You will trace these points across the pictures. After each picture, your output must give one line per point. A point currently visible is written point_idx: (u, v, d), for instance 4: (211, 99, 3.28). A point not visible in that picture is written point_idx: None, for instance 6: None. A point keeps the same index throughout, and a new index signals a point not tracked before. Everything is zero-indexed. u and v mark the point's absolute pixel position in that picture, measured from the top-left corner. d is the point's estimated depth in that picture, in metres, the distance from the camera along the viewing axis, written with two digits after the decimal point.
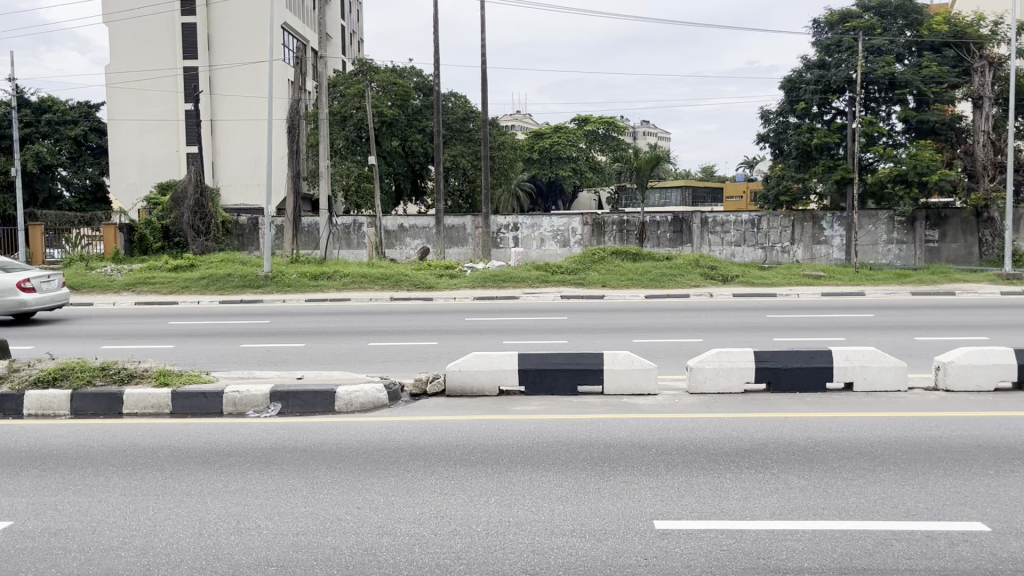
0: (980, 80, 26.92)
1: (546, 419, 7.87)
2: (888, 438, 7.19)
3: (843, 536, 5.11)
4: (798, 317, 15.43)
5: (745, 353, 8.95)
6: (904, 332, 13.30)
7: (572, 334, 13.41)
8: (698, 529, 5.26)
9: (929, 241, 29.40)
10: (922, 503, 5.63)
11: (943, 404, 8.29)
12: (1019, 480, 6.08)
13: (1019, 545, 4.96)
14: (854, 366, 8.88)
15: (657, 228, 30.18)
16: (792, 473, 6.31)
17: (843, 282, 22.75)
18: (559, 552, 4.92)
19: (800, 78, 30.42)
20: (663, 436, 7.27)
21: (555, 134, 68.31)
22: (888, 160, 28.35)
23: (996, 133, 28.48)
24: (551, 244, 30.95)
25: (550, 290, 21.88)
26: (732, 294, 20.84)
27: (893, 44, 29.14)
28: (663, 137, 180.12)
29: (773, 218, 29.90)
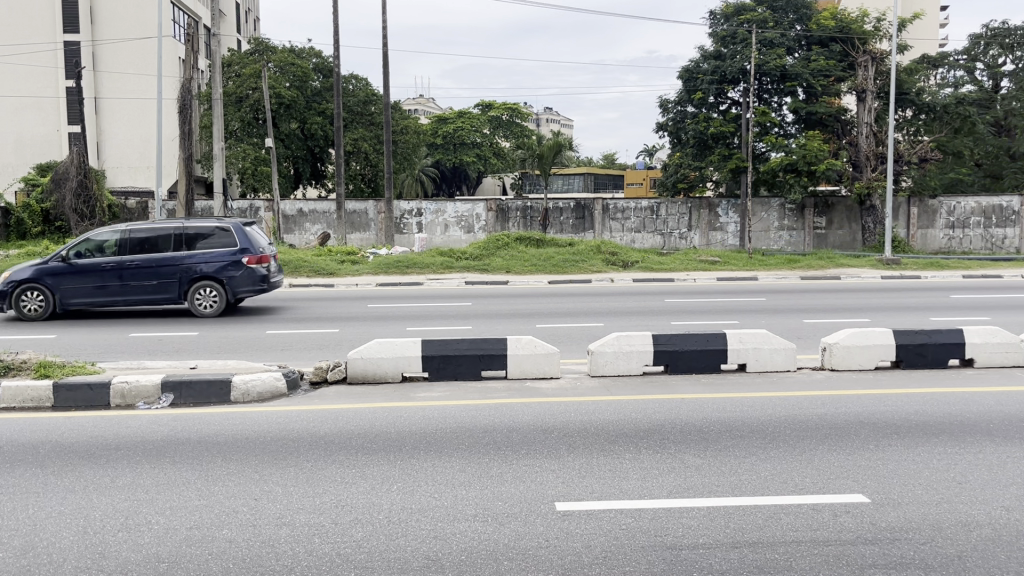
0: (864, 74, 28.63)
1: (449, 405, 7.86)
2: (779, 417, 7.49)
3: (736, 511, 5.30)
4: (694, 302, 15.83)
5: (643, 336, 9.15)
6: (793, 315, 13.90)
7: (475, 321, 13.39)
8: (598, 509, 5.35)
9: (817, 228, 30.71)
10: (809, 478, 5.89)
11: (829, 383, 8.70)
12: (896, 453, 6.44)
13: (896, 514, 5.25)
14: (747, 348, 9.20)
15: (560, 214, 30.51)
16: (688, 451, 6.51)
17: (738, 267, 23.57)
18: (461, 537, 4.92)
19: (697, 68, 31.08)
20: (564, 419, 7.36)
21: (459, 119, 67.86)
22: (780, 149, 29.47)
23: (878, 124, 29.95)
24: (455, 230, 30.91)
25: (454, 275, 21.86)
26: (632, 279, 21.28)
27: (784, 38, 30.20)
28: (565, 125, 182.27)
29: (671, 205, 30.61)
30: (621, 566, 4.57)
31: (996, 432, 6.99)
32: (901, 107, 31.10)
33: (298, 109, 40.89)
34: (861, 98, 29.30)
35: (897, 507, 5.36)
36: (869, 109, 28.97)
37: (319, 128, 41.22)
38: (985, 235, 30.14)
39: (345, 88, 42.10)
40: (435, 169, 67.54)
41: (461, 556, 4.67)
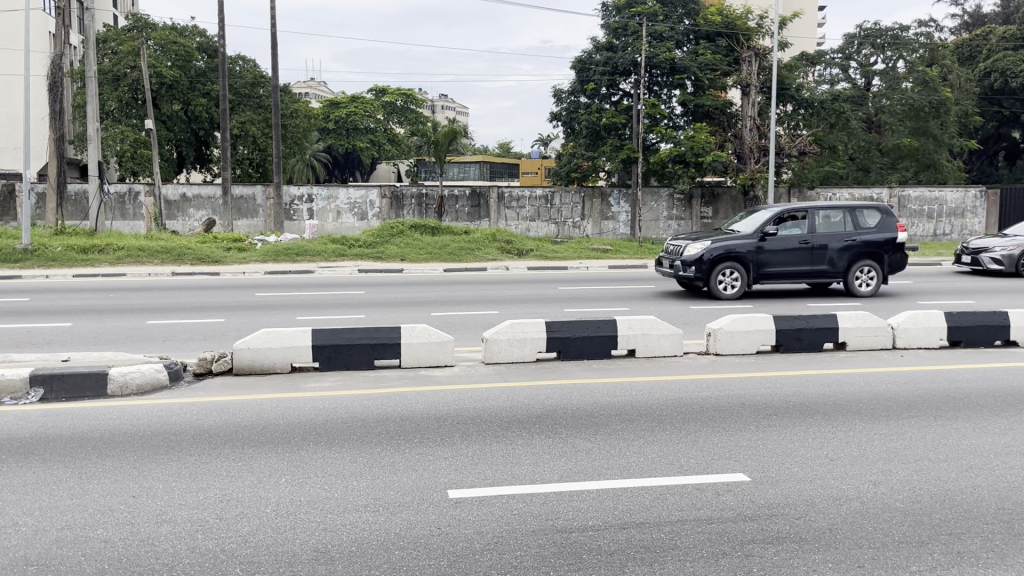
0: (748, 69, 30.41)
1: (340, 395, 7.73)
2: (666, 400, 7.72)
3: (624, 493, 5.43)
4: (587, 290, 16.11)
5: (537, 324, 9.25)
6: (680, 302, 14.36)
7: (369, 309, 13.22)
8: (490, 495, 5.38)
9: (704, 217, 31.74)
10: (694, 459, 6.10)
11: (713, 367, 9.03)
12: (774, 433, 6.75)
13: (774, 491, 5.50)
14: (636, 334, 9.43)
15: (455, 202, 30.46)
16: (578, 436, 6.62)
17: (629, 256, 24.11)
18: (351, 528, 4.86)
19: (590, 58, 31.37)
20: (458, 407, 7.37)
21: (351, 103, 66.39)
22: (668, 141, 30.25)
23: (762, 118, 31.10)
24: (348, 217, 30.41)
25: (346, 263, 21.51)
26: (527, 267, 21.47)
27: (673, 31, 30.77)
28: (461, 113, 182.01)
29: (565, 194, 31.03)
30: (513, 551, 4.60)
31: (865, 411, 7.42)
32: (782, 102, 32.42)
33: (180, 90, 39.23)
34: (745, 92, 30.45)
35: (775, 484, 5.62)
36: (753, 103, 30.07)
37: (203, 110, 39.62)
38: None
39: (231, 69, 40.61)
40: (327, 155, 66.20)
41: (351, 547, 4.61)
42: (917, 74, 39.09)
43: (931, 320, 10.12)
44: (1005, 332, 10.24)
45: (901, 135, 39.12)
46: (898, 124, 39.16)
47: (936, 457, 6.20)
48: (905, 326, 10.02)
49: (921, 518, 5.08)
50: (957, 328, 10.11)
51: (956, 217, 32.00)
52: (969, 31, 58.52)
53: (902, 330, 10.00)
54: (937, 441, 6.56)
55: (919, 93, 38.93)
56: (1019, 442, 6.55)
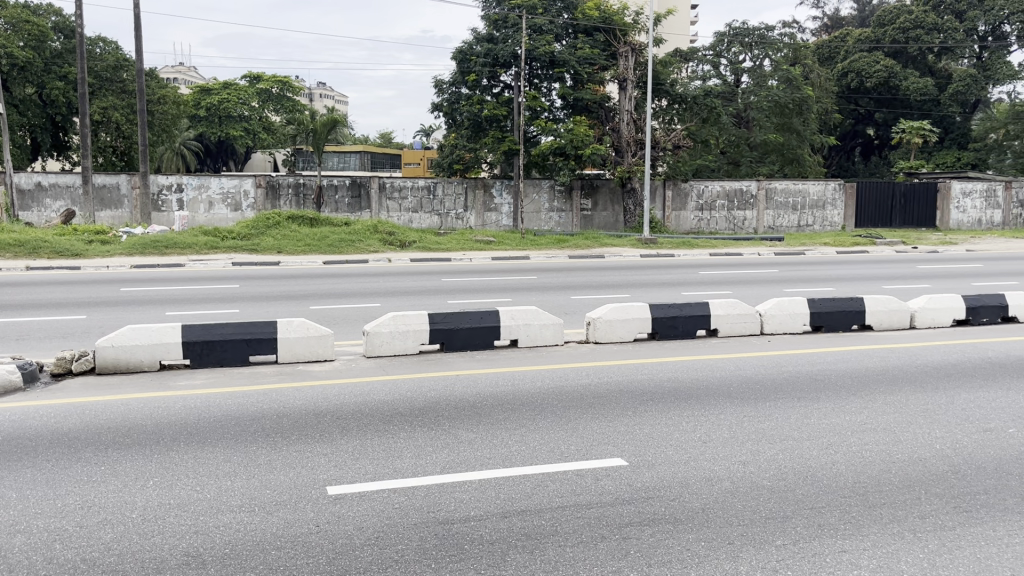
0: (625, 64, 30.99)
1: (212, 393, 7.46)
2: (547, 389, 7.83)
3: (505, 482, 5.46)
4: (469, 281, 16.12)
5: (419, 316, 9.17)
6: (562, 292, 14.57)
7: (244, 303, 12.78)
8: (370, 490, 5.30)
9: (584, 209, 32.35)
10: (573, 445, 6.21)
11: (592, 355, 9.22)
12: (649, 418, 6.95)
13: (650, 475, 5.66)
14: (518, 325, 9.51)
15: (335, 192, 29.82)
16: (461, 428, 6.61)
17: (511, 247, 24.31)
18: (225, 530, 4.69)
19: (470, 49, 31.27)
20: (337, 402, 7.21)
21: (224, 90, 63.84)
22: (549, 133, 30.56)
23: (638, 112, 31.92)
24: (221, 208, 29.40)
25: (218, 256, 20.75)
26: (409, 259, 21.31)
27: (552, 25, 31.19)
28: (340, 100, 178.94)
29: (447, 185, 30.87)
30: (393, 545, 4.55)
31: (735, 394, 7.74)
32: (658, 97, 33.29)
33: (33, 72, 36.73)
34: (623, 87, 31.12)
35: (651, 467, 5.78)
36: (630, 97, 30.83)
37: (60, 94, 37.28)
38: (729, 217, 33.14)
39: (91, 51, 38.42)
40: (198, 144, 63.59)
41: (225, 550, 4.44)
42: (781, 72, 41.13)
43: (795, 306, 10.68)
44: (861, 317, 10.92)
45: (768, 131, 41.03)
46: (765, 120, 41.03)
47: (800, 436, 6.54)
48: (772, 313, 10.52)
49: (786, 495, 5.34)
50: (819, 314, 10.70)
51: (818, 209, 33.94)
52: (829, 33, 61.98)
53: (769, 317, 10.50)
54: (801, 421, 6.92)
55: (783, 91, 40.93)
56: (872, 418, 7.01)
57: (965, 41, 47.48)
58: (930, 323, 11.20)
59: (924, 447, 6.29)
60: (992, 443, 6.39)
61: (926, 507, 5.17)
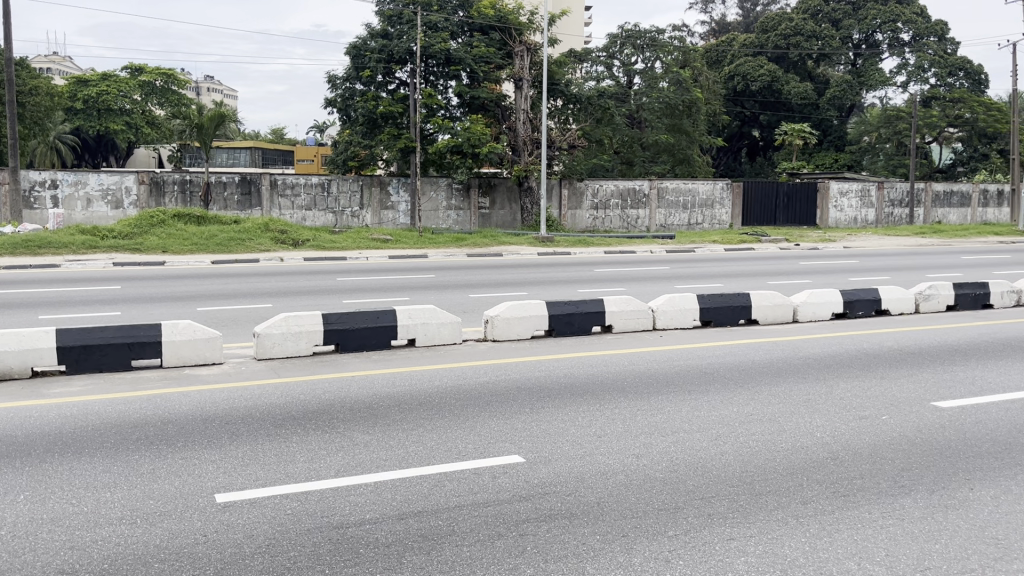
0: (521, 64, 31.15)
1: (91, 400, 7.08)
2: (443, 387, 7.79)
3: (402, 484, 5.40)
4: (365, 280, 15.87)
5: (313, 316, 8.96)
6: (459, 290, 14.53)
7: (125, 305, 12.20)
8: (260, 497, 5.14)
9: (482, 208, 32.35)
10: (471, 444, 6.18)
11: (490, 353, 9.24)
12: (546, 414, 7.00)
13: (546, 470, 5.71)
14: (416, 324, 9.42)
15: (223, 189, 28.81)
16: (356, 429, 6.50)
17: (409, 246, 24.14)
18: (103, 544, 4.45)
19: (364, 45, 30.85)
20: (225, 407, 6.96)
21: (102, 82, 60.58)
22: (445, 131, 30.47)
23: (534, 111, 32.26)
24: (101, 206, 28.02)
25: (97, 256, 19.75)
26: (303, 258, 20.77)
27: (448, 22, 31.13)
28: (228, 94, 173.60)
29: (342, 182, 30.37)
30: (285, 552, 4.42)
31: (629, 389, 7.89)
32: (553, 97, 33.55)
33: None
34: (518, 86, 31.37)
35: (548, 463, 5.84)
36: (525, 97, 31.15)
37: None
38: (623, 216, 33.77)
39: None
40: (75, 138, 60.36)
41: (102, 565, 4.22)
42: (672, 74, 42.48)
43: (685, 302, 10.99)
44: (747, 312, 11.35)
45: (659, 131, 42.25)
46: (657, 120, 42.17)
47: (691, 427, 6.72)
48: (663, 309, 10.79)
49: (678, 486, 5.48)
50: (707, 309, 11.06)
51: (707, 208, 35.08)
52: (716, 37, 64.26)
53: (662, 312, 10.76)
54: (691, 413, 7.13)
55: (674, 92, 42.22)
56: (759, 409, 7.29)
57: (841, 48, 50.17)
58: (811, 317, 11.73)
59: (806, 435, 6.57)
60: (868, 429, 6.74)
61: (808, 493, 5.40)
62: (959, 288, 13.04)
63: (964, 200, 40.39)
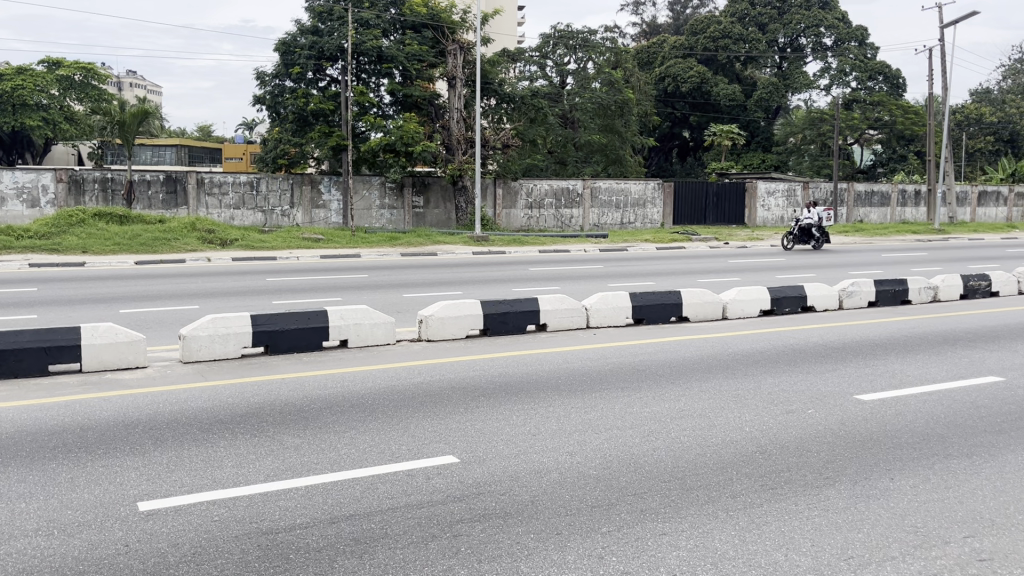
0: (454, 62, 31.03)
1: (5, 407, 6.78)
2: (377, 389, 7.70)
3: (333, 487, 5.30)
4: (295, 280, 15.60)
5: (241, 317, 8.75)
6: (393, 290, 14.40)
7: (43, 308, 11.73)
8: (185, 503, 4.99)
9: (415, 207, 32.13)
10: (404, 446, 6.12)
11: (423, 353, 9.17)
12: (481, 414, 6.98)
13: (480, 470, 5.69)
14: (348, 324, 9.29)
15: (147, 188, 28.07)
16: (287, 433, 6.37)
17: (342, 245, 23.80)
18: (16, 558, 4.25)
19: (294, 41, 30.38)
20: (149, 413, 6.74)
21: (17, 75, 57.89)
22: (378, 129, 30.21)
23: (467, 110, 32.21)
24: (16, 205, 26.82)
25: (12, 257, 19.00)
26: (231, 258, 20.32)
27: (379, 20, 30.85)
28: (152, 89, 168.93)
29: (271, 181, 29.83)
30: (212, 560, 4.30)
31: (563, 387, 7.93)
32: (486, 96, 33.53)
33: None
34: (452, 85, 31.27)
35: (481, 463, 5.81)
36: (459, 96, 31.04)
37: None
38: (557, 215, 33.95)
39: None
40: None
41: None
42: (604, 75, 42.93)
43: (618, 300, 11.10)
44: (679, 309, 11.52)
45: (592, 131, 42.67)
46: (589, 121, 42.54)
47: (624, 424, 6.79)
48: (597, 307, 10.89)
49: (611, 483, 5.52)
50: (640, 307, 11.20)
51: (639, 207, 35.56)
52: (647, 39, 65.23)
53: (595, 311, 10.85)
54: (624, 410, 7.19)
55: (606, 93, 42.72)
56: (690, 405, 7.40)
57: (767, 52, 51.47)
58: (740, 314, 11.98)
59: (736, 430, 6.70)
60: (794, 423, 6.91)
61: (737, 487, 5.49)
62: (880, 284, 13.51)
63: (884, 200, 41.85)
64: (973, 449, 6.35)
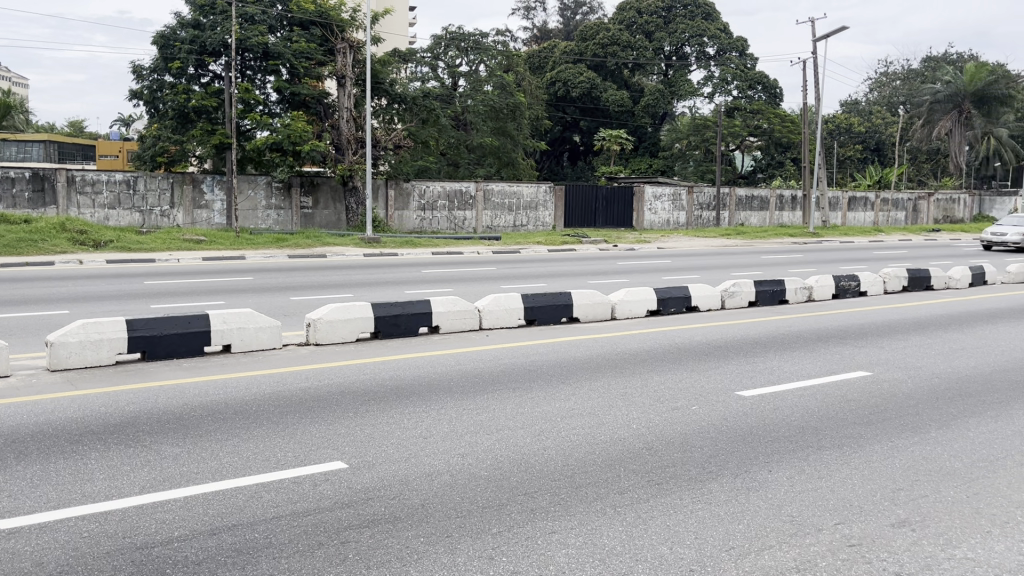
0: (343, 61, 30.51)
1: None
2: (262, 395, 7.46)
3: (213, 498, 5.09)
4: (175, 284, 14.96)
5: (115, 322, 8.31)
6: (279, 293, 14.01)
7: None
8: (52, 520, 4.68)
9: (304, 207, 31.39)
10: (291, 452, 5.95)
11: (311, 358, 8.96)
12: (370, 418, 6.86)
13: (369, 475, 5.58)
14: (231, 329, 8.97)
15: (12, 185, 26.09)
16: (164, 443, 6.07)
17: (225, 247, 23.01)
18: None
19: (173, 35, 29.22)
20: (11, 425, 6.30)
21: None
22: (264, 127, 29.39)
23: (357, 110, 31.77)
24: None
25: None
26: (105, 260, 19.27)
27: (265, 15, 30.06)
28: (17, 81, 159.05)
29: (150, 179, 28.57)
30: None
31: (453, 388, 7.90)
32: (377, 96, 33.17)
33: None
34: (341, 83, 30.76)
35: (371, 468, 5.71)
36: (348, 95, 30.56)
37: None
38: (450, 217, 33.84)
39: None
40: None
41: None
42: (496, 78, 43.09)
43: (510, 302, 11.17)
44: (569, 310, 11.68)
45: (484, 134, 42.87)
46: (482, 123, 42.78)
47: (514, 425, 6.81)
48: (489, 309, 10.91)
49: (501, 483, 5.52)
50: (531, 309, 11.30)
51: (531, 210, 35.90)
52: (538, 44, 66.02)
53: (487, 312, 10.88)
54: (515, 410, 7.23)
55: (498, 96, 42.92)
56: (579, 404, 7.51)
57: (654, 60, 53.01)
58: (628, 314, 12.25)
59: (623, 427, 6.83)
60: (678, 420, 7.10)
61: (624, 484, 5.59)
62: (760, 285, 14.10)
63: (763, 204, 43.69)
64: (843, 440, 6.69)
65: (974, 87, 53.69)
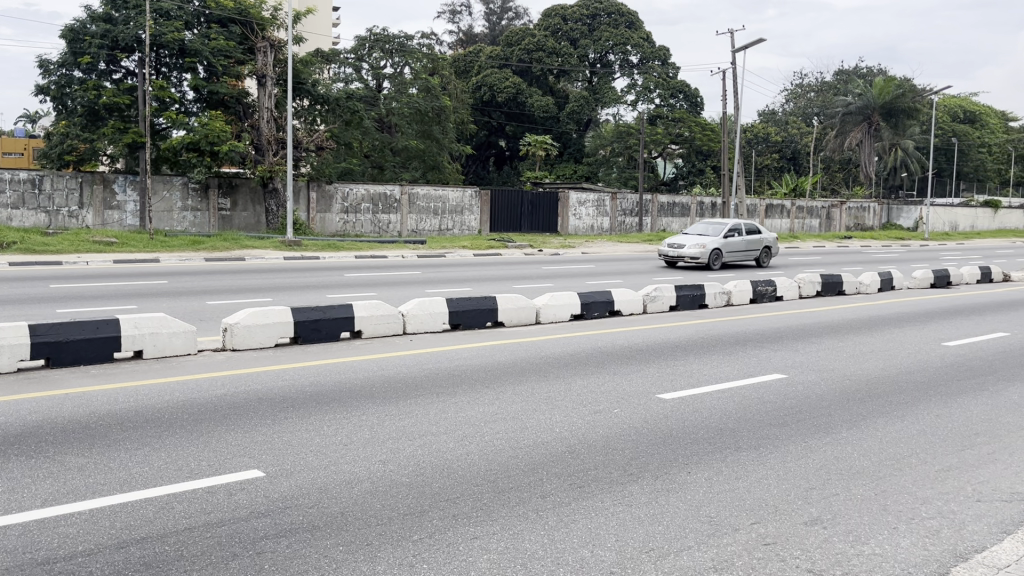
0: (264, 60, 29.89)
1: None
2: (175, 402, 7.21)
3: (121, 510, 4.88)
4: (84, 287, 14.39)
5: (16, 328, 7.92)
6: (194, 297, 13.61)
7: None
8: None
9: (222, 209, 30.50)
10: (204, 461, 5.76)
11: (228, 363, 8.71)
12: (289, 425, 6.70)
13: (287, 484, 5.45)
14: (143, 334, 8.66)
15: None
16: (69, 453, 5.80)
17: (138, 249, 22.30)
18: None
19: (83, 28, 28.12)
20: None
21: None
22: (180, 126, 28.53)
23: (278, 110, 31.18)
24: None
25: None
26: (8, 263, 18.42)
27: (180, 11, 29.21)
28: None
29: (57, 179, 27.35)
30: None
31: (375, 394, 7.78)
32: (298, 96, 32.61)
33: None
34: (261, 83, 30.11)
35: (288, 476, 5.58)
36: (269, 95, 29.98)
37: None
38: (374, 220, 33.41)
39: None
40: None
41: None
42: (421, 81, 42.91)
43: (435, 306, 11.09)
44: (493, 314, 11.66)
45: (409, 137, 42.67)
46: (407, 126, 42.61)
47: (437, 430, 6.74)
48: (413, 313, 10.80)
49: (423, 490, 5.46)
50: (455, 313, 11.23)
51: (456, 214, 35.83)
52: (464, 48, 66.07)
53: (411, 317, 10.77)
54: (438, 416, 7.16)
55: (423, 99, 42.76)
56: (503, 408, 7.49)
57: (577, 66, 53.67)
58: (552, 319, 12.31)
59: (546, 431, 6.84)
60: (600, 423, 7.15)
61: (546, 487, 5.59)
62: (681, 290, 14.35)
63: (684, 211, 44.65)
64: (760, 441, 6.84)
65: (883, 100, 56.01)
